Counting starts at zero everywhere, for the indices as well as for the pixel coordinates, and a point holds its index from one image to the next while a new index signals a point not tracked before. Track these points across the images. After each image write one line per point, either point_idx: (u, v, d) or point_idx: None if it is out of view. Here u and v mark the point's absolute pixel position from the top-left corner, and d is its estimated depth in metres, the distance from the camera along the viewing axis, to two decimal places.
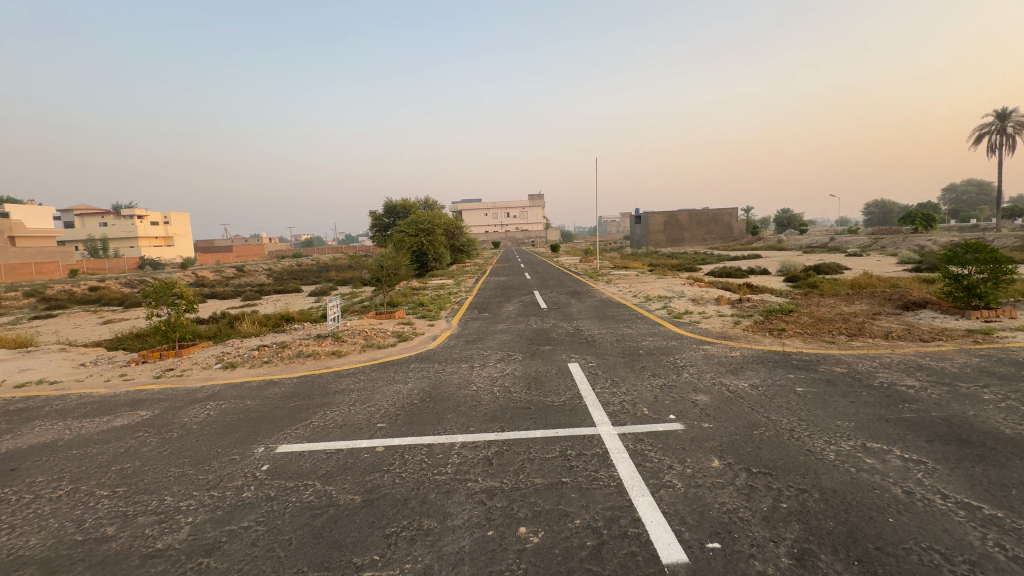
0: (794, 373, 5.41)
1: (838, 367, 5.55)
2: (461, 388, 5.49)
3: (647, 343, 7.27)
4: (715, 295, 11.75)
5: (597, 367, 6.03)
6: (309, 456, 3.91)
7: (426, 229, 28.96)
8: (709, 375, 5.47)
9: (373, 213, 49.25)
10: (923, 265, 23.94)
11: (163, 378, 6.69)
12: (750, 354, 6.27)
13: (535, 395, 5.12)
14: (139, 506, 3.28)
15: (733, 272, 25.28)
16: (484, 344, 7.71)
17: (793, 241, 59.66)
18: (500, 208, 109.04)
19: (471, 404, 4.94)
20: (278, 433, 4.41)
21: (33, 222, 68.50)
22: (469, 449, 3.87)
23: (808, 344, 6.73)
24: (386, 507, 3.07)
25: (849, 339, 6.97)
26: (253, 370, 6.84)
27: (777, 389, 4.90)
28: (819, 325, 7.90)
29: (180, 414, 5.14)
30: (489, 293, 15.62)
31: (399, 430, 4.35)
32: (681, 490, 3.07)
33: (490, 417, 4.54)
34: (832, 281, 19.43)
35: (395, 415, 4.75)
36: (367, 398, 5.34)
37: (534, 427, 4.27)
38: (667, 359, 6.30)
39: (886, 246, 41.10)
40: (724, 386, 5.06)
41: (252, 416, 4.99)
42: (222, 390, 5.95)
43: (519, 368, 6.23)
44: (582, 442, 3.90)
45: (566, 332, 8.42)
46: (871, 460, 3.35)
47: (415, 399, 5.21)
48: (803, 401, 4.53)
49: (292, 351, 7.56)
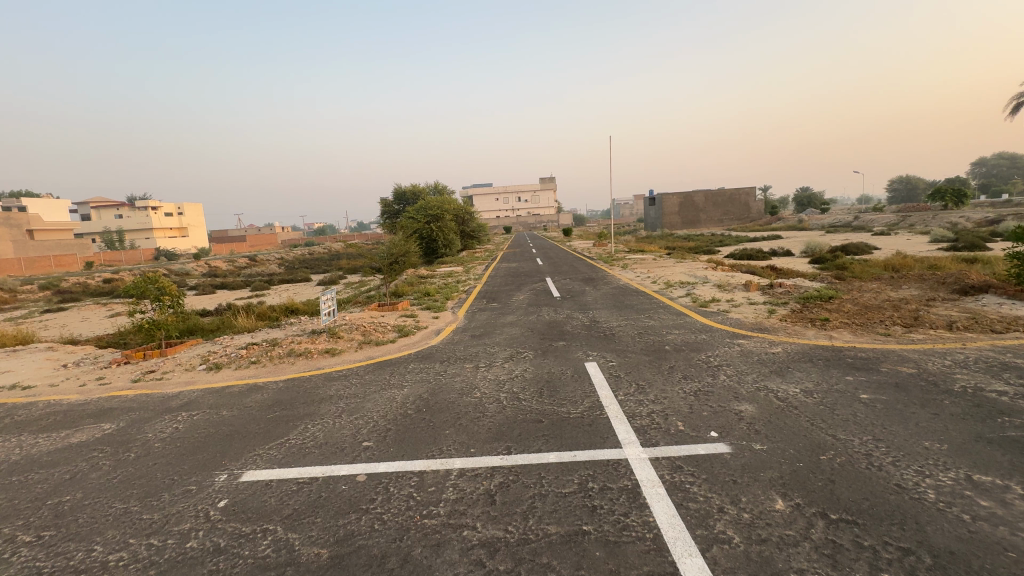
0: (852, 375, 4.60)
1: (905, 368, 4.71)
2: (462, 395, 4.78)
3: (673, 337, 6.50)
4: (742, 280, 10.84)
5: (618, 368, 5.27)
6: (276, 488, 3.26)
7: (435, 216, 28.19)
8: (751, 378, 4.68)
9: (383, 200, 48.72)
10: (961, 243, 22.49)
11: (140, 383, 6.11)
12: (794, 350, 5.46)
13: (547, 404, 4.38)
14: (60, 560, 2.65)
15: (756, 255, 24.15)
16: (491, 340, 6.99)
17: (815, 220, 57.61)
18: (511, 193, 107.62)
19: (473, 416, 4.23)
20: (247, 456, 3.76)
21: (51, 216, 69.59)
22: (467, 480, 3.17)
23: (860, 338, 5.88)
24: (357, 568, 2.40)
25: (906, 331, 6.11)
26: (239, 373, 6.23)
27: (839, 398, 4.08)
28: (868, 314, 7.01)
29: (144, 428, 4.53)
30: (499, 281, 14.88)
31: (387, 453, 3.68)
32: (741, 548, 2.34)
33: (496, 435, 3.82)
34: (865, 263, 18.25)
35: (385, 431, 4.07)
36: (355, 408, 4.66)
37: (546, 448, 3.55)
38: (698, 356, 5.54)
39: (916, 224, 39.19)
40: (772, 393, 4.27)
41: (224, 431, 4.36)
42: (199, 397, 5.35)
43: (530, 369, 5.49)
44: (606, 470, 3.17)
45: (582, 324, 7.65)
46: (987, 501, 2.56)
47: (410, 409, 4.51)
48: (874, 414, 3.72)
49: (281, 350, 6.92)
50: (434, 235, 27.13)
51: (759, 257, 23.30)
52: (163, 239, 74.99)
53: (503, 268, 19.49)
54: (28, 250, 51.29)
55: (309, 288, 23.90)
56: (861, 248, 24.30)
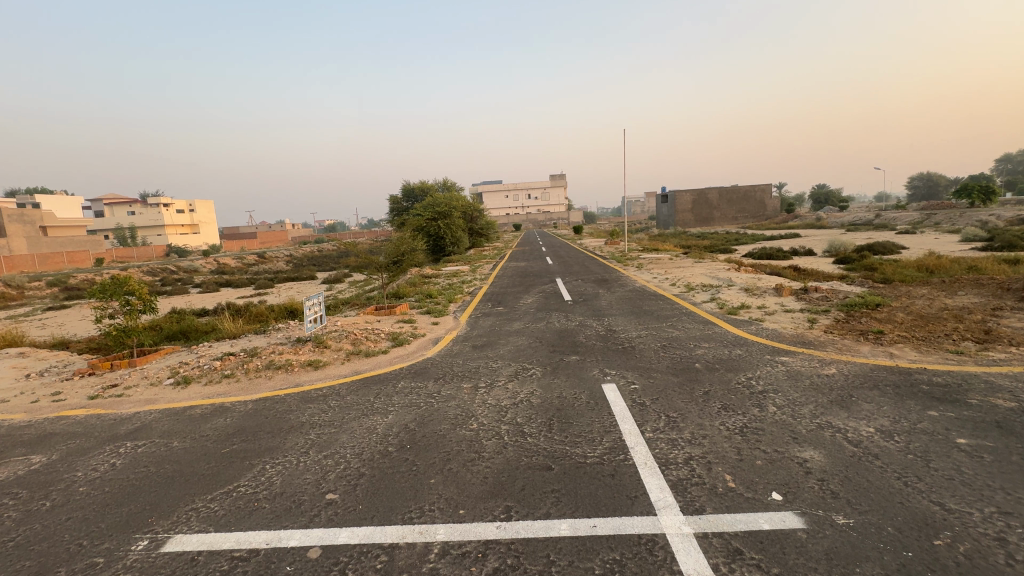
0: (935, 409, 3.72)
1: (1002, 399, 3.81)
2: (455, 427, 3.97)
3: (703, 351, 5.65)
4: (771, 283, 9.91)
5: (641, 392, 4.44)
6: (203, 566, 2.48)
7: (443, 213, 27.47)
8: (808, 411, 3.83)
9: (391, 198, 48.24)
10: (997, 243, 21.19)
11: (96, 400, 5.39)
12: (854, 375, 4.57)
13: (557, 443, 3.56)
14: None
15: (776, 254, 23.08)
16: (494, 353, 6.19)
17: (833, 218, 55.76)
18: (520, 189, 106.50)
19: (467, 459, 3.43)
20: (180, 511, 3.01)
21: (65, 213, 70.20)
22: (451, 564, 2.36)
23: (928, 358, 4.99)
24: None
25: (982, 348, 5.19)
26: (208, 390, 5.50)
27: (930, 443, 3.21)
28: (927, 326, 6.10)
29: (76, 464, 3.79)
30: (506, 281, 14.09)
31: (354, 511, 2.89)
32: None
33: (491, 489, 3.01)
34: (896, 264, 17.12)
35: (357, 477, 3.29)
36: (327, 442, 3.87)
37: (556, 513, 2.71)
38: (736, 378, 4.69)
39: (942, 223, 37.57)
40: (841, 435, 3.40)
41: (167, 470, 3.60)
42: (154, 422, 4.61)
43: (538, 392, 4.67)
44: (639, 554, 2.34)
45: (596, 334, 6.81)
46: None
47: (391, 446, 3.71)
48: (985, 470, 2.84)
49: (259, 362, 6.17)
50: (441, 233, 26.45)
51: (778, 257, 22.25)
52: (174, 236, 75.33)
53: (511, 268, 18.71)
54: (41, 246, 51.55)
55: (314, 287, 23.28)
56: (888, 248, 23.09)
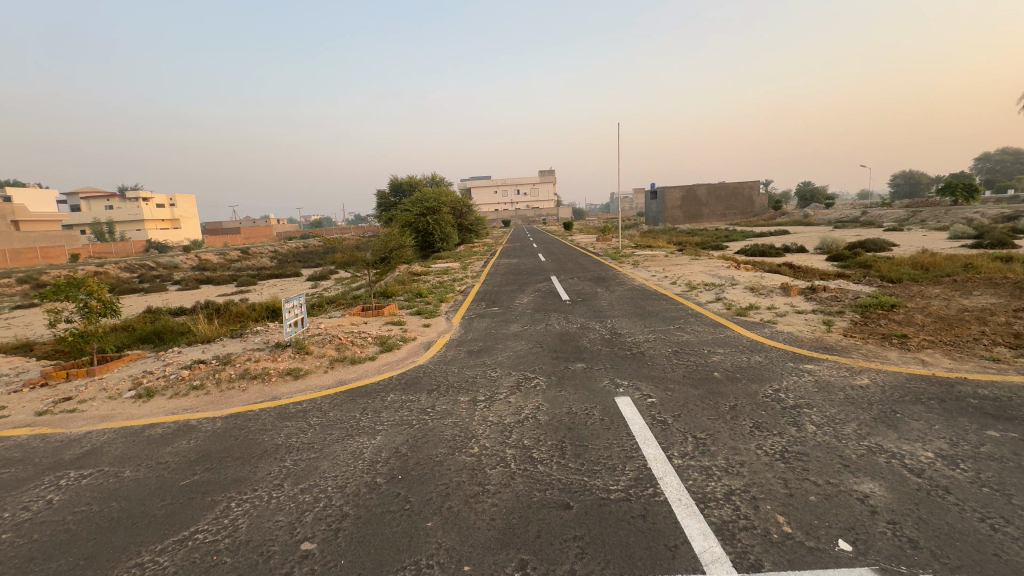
0: (995, 428, 3.31)
1: None
2: (454, 452, 3.47)
3: (721, 358, 5.21)
4: (777, 282, 9.54)
5: (660, 408, 3.98)
6: None
7: (432, 208, 26.79)
8: (852, 431, 3.40)
9: (379, 193, 47.30)
10: (987, 240, 21.23)
11: (44, 417, 4.76)
12: (891, 387, 4.17)
13: (574, 473, 3.08)
14: None
15: (770, 251, 22.87)
16: (492, 360, 5.69)
17: (821, 215, 56.10)
18: (509, 185, 105.82)
19: (470, 494, 2.93)
20: (120, 570, 2.46)
21: (38, 206, 67.79)
22: None
23: (966, 366, 4.60)
24: None
25: (1018, 355, 4.82)
26: (173, 405, 4.91)
27: (1003, 472, 2.79)
28: (953, 330, 5.74)
29: (5, 502, 3.20)
30: (499, 279, 13.57)
31: (334, 568, 2.36)
32: None
33: (500, 536, 2.51)
34: (892, 261, 16.96)
35: (339, 519, 2.76)
36: (305, 472, 3.34)
37: (582, 570, 2.23)
38: (764, 390, 4.25)
39: (928, 220, 37.82)
40: (898, 462, 2.98)
41: (110, 510, 3.02)
42: (106, 445, 4.02)
43: (545, 407, 4.18)
44: None
45: (601, 338, 6.34)
46: None
47: (379, 476, 3.20)
48: None
49: (232, 371, 5.58)
50: (430, 228, 25.78)
51: (771, 254, 22.03)
52: (154, 231, 73.26)
53: (503, 265, 18.18)
54: (12, 241, 49.62)
55: (299, 284, 22.52)
56: (880, 245, 23.04)
